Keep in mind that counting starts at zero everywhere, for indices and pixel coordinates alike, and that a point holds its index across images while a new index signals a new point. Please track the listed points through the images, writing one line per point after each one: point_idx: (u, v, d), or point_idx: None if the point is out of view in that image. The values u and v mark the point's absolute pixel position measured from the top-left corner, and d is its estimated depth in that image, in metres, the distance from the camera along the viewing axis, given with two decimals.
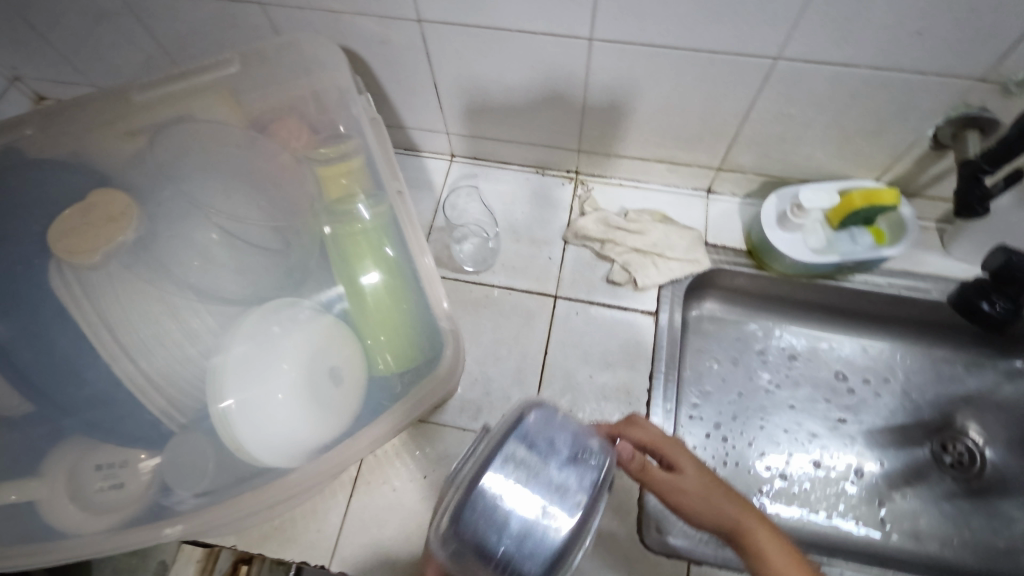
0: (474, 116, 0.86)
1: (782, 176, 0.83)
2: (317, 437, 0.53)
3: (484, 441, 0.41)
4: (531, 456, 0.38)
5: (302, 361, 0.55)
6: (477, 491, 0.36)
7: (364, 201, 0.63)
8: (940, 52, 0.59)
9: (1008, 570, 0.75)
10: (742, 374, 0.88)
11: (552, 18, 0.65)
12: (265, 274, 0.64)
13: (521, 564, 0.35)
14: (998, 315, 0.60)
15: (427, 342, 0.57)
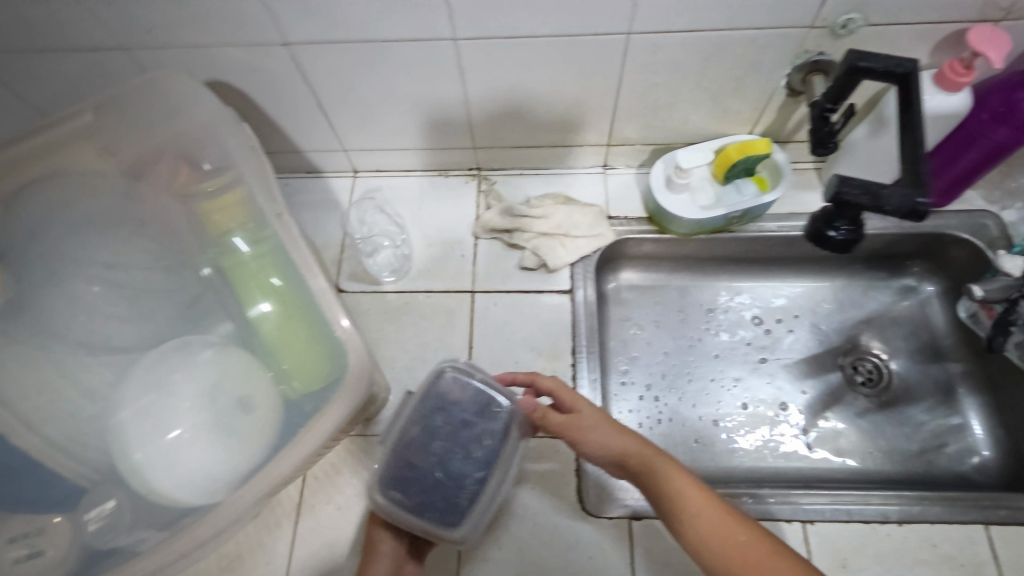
0: (365, 129, 0.86)
1: (668, 143, 0.87)
2: (234, 469, 0.54)
3: (412, 401, 0.64)
4: (452, 408, 0.63)
5: (205, 398, 0.58)
6: (418, 426, 0.62)
7: (251, 229, 0.64)
8: (771, 7, 0.63)
9: (922, 469, 0.82)
10: (666, 334, 0.92)
11: (411, 24, 0.66)
12: (164, 319, 0.65)
13: (449, 466, 0.60)
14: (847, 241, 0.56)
15: (332, 358, 0.57)
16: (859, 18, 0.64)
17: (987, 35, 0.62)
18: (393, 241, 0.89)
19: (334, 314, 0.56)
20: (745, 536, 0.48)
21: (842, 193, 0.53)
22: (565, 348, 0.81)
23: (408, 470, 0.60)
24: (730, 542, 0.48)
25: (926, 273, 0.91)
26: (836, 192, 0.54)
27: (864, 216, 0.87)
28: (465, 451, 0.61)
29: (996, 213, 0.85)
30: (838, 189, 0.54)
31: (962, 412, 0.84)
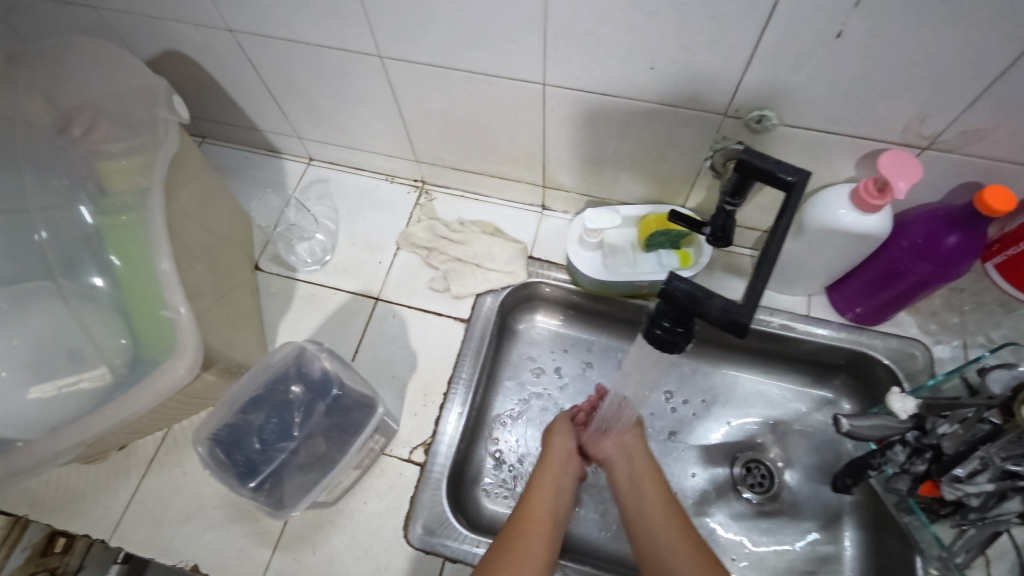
0: (315, 124, 0.89)
1: (602, 196, 0.86)
2: (58, 415, 0.63)
3: (268, 366, 0.69)
4: (302, 378, 0.71)
5: (42, 344, 0.66)
6: (264, 390, 0.70)
7: (135, 194, 0.68)
8: (681, 87, 0.62)
9: None
10: (564, 385, 0.88)
11: (340, 35, 0.69)
12: (33, 260, 0.69)
13: (275, 438, 0.69)
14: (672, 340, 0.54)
15: (166, 341, 0.64)
16: (773, 116, 0.62)
17: (902, 163, 0.59)
18: (320, 234, 0.92)
19: (175, 299, 0.63)
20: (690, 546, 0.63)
21: (670, 288, 0.48)
22: (444, 374, 0.81)
23: (238, 430, 0.68)
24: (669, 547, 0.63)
25: (848, 389, 0.85)
26: (665, 286, 0.49)
27: (788, 314, 0.84)
28: (284, 421, 0.70)
29: (926, 344, 0.80)
30: (668, 284, 0.49)
31: (841, 543, 0.78)
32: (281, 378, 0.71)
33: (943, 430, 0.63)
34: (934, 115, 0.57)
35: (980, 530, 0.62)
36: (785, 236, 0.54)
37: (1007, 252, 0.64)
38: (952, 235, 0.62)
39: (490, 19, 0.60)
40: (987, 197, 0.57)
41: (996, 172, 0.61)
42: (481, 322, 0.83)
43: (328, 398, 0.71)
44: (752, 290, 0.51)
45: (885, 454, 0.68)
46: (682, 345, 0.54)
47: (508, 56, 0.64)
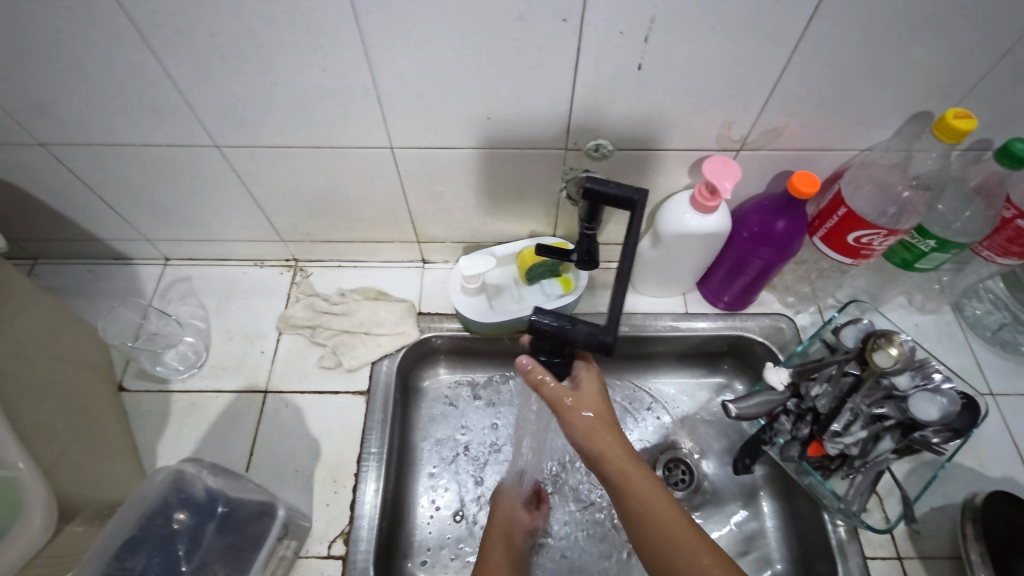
0: (164, 223, 0.84)
1: (477, 240, 0.88)
2: None
3: (134, 500, 0.60)
4: (187, 501, 0.63)
5: None
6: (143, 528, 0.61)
7: None
8: (519, 131, 0.65)
9: None
10: (480, 433, 0.87)
11: (165, 131, 0.65)
12: None
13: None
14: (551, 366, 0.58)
15: (9, 505, 0.56)
16: (608, 143, 0.67)
17: (723, 166, 0.65)
18: (189, 337, 0.85)
19: (15, 453, 0.57)
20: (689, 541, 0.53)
21: (537, 323, 0.52)
22: (352, 454, 0.77)
23: None
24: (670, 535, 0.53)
25: (737, 371, 0.92)
26: (532, 322, 0.53)
27: (670, 316, 0.89)
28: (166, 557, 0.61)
29: (790, 316, 0.88)
30: (536, 319, 0.53)
31: (763, 516, 0.82)
32: (159, 509, 0.62)
33: (816, 391, 0.71)
34: (737, 121, 0.64)
35: (865, 474, 0.68)
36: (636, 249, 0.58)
37: (826, 226, 0.71)
38: (780, 219, 0.70)
39: (320, 95, 0.60)
40: (797, 181, 0.65)
41: (799, 159, 0.69)
42: (381, 390, 0.81)
43: (217, 517, 0.64)
44: (615, 303, 0.55)
45: (775, 426, 0.74)
46: (560, 371, 0.57)
47: (348, 126, 0.64)
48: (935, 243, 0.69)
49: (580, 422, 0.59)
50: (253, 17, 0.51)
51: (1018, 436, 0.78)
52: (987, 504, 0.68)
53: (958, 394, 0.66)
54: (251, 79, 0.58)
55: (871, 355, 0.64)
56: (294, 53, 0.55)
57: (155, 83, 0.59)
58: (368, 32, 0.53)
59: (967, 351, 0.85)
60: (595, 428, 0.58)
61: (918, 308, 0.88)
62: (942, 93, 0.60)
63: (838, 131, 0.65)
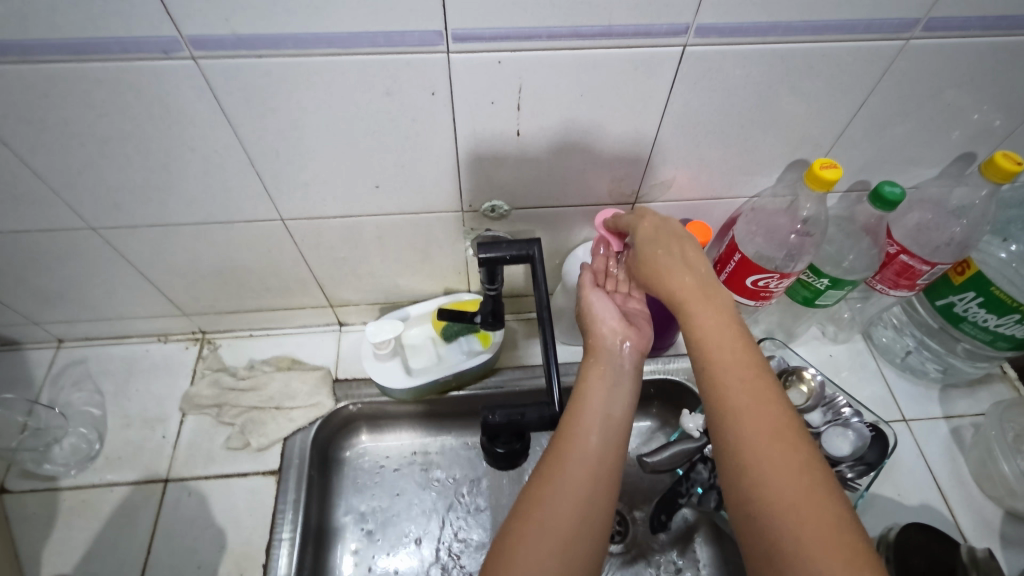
0: (51, 306, 0.79)
1: (392, 301, 0.86)
2: None
3: None
4: None
5: None
6: None
7: None
8: (412, 198, 0.64)
9: None
10: (406, 501, 0.83)
11: (34, 216, 0.62)
12: None
13: None
14: (516, 452, 0.57)
15: None
16: (503, 204, 0.67)
17: None
18: (82, 427, 0.79)
19: None
20: (800, 464, 0.42)
21: (489, 423, 0.53)
22: (261, 542, 0.72)
23: None
24: (762, 441, 0.43)
25: (665, 413, 0.91)
26: (484, 423, 0.54)
27: None
28: None
29: None
30: (486, 419, 0.54)
31: (699, 564, 0.80)
32: None
33: None
34: (626, 177, 0.65)
35: None
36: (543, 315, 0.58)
37: (726, 270, 0.72)
38: None
39: (196, 174, 0.58)
40: (690, 232, 0.66)
41: (694, 208, 0.71)
42: (294, 467, 0.76)
43: None
44: (548, 371, 0.57)
45: (692, 476, 0.72)
46: (524, 457, 0.58)
47: (232, 201, 0.62)
48: (829, 281, 0.71)
49: (643, 250, 0.57)
50: (107, 104, 0.49)
51: (932, 461, 0.80)
52: (906, 535, 0.69)
53: (866, 427, 0.69)
54: (117, 162, 0.55)
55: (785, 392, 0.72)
56: (160, 136, 0.53)
57: (13, 171, 0.56)
58: (234, 113, 0.52)
59: (879, 379, 0.87)
60: (667, 262, 0.55)
61: (831, 339, 0.91)
62: (812, 142, 0.63)
63: (724, 181, 0.67)
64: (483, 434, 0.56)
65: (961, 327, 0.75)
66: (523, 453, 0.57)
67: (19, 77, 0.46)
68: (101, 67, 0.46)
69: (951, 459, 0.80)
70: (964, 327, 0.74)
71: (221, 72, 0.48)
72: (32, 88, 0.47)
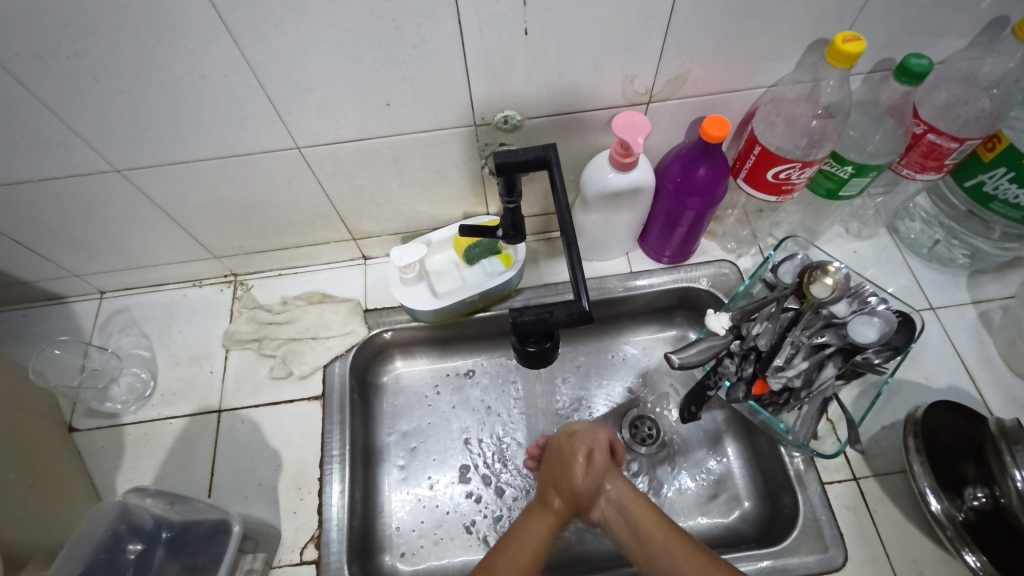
0: (88, 256, 0.81)
1: (412, 229, 0.87)
2: None
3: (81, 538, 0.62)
4: (136, 533, 0.65)
5: None
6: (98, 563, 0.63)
7: None
8: (424, 114, 0.64)
9: (698, 519, 0.80)
10: (442, 419, 0.87)
11: (58, 161, 0.63)
12: None
13: None
14: (546, 350, 0.58)
15: None
16: (515, 114, 0.66)
17: (632, 120, 0.65)
18: (136, 367, 0.84)
19: None
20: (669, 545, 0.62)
21: (519, 322, 0.54)
22: (314, 459, 0.77)
23: None
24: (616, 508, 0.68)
25: (689, 322, 0.93)
26: (515, 323, 0.54)
27: (615, 277, 0.89)
28: None
29: (732, 261, 0.89)
30: (515, 320, 0.55)
31: (728, 458, 0.84)
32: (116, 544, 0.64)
33: (757, 330, 0.72)
34: (639, 74, 0.63)
35: (810, 404, 0.70)
36: (570, 221, 0.60)
37: (745, 166, 0.72)
38: (701, 166, 0.70)
39: (210, 104, 0.58)
40: (707, 127, 0.65)
41: (710, 104, 0.69)
42: (336, 391, 0.80)
43: (163, 544, 0.65)
44: (573, 272, 0.58)
45: (718, 369, 0.73)
46: (555, 355, 0.59)
47: (247, 132, 0.63)
48: (853, 169, 0.69)
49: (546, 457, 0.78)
50: (117, 33, 0.50)
51: (960, 346, 0.80)
52: (934, 414, 0.71)
53: (893, 313, 0.69)
54: (131, 96, 0.56)
55: (808, 288, 0.66)
56: (170, 64, 0.53)
57: (33, 114, 0.57)
58: (238, 32, 0.51)
59: (906, 271, 0.86)
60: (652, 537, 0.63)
61: (855, 235, 0.90)
62: (832, 19, 0.60)
63: (741, 70, 0.65)
64: (511, 334, 0.57)
65: (991, 208, 0.73)
66: (552, 350, 0.58)
67: (26, 9, 0.46)
68: None
69: (979, 342, 0.80)
70: (995, 208, 0.73)
71: None
72: (41, 19, 0.48)
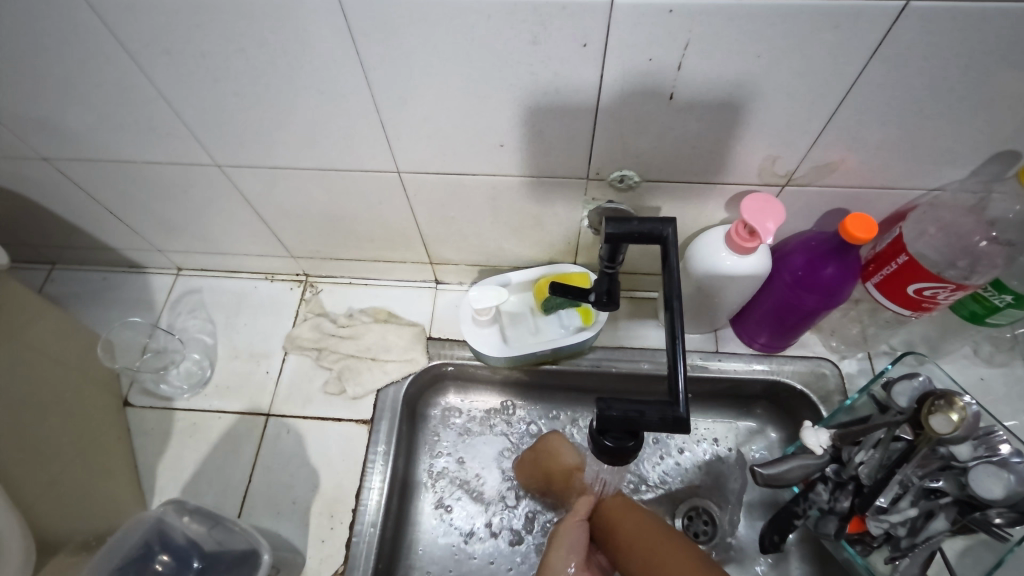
0: (173, 235, 0.82)
1: (493, 264, 0.82)
2: None
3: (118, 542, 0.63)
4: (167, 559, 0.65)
5: None
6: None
7: None
8: (536, 159, 0.59)
9: None
10: (486, 467, 0.81)
11: (163, 149, 0.63)
12: None
13: None
14: (626, 449, 0.51)
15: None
16: (634, 174, 0.60)
17: (764, 205, 0.58)
18: (196, 353, 0.83)
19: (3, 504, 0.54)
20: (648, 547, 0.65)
21: (605, 417, 0.48)
22: (352, 488, 0.74)
23: None
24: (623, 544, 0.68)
25: (771, 417, 0.83)
26: (600, 415, 0.48)
27: (699, 354, 0.81)
28: None
29: (834, 361, 0.80)
30: (601, 412, 0.49)
31: None
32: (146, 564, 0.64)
33: (860, 458, 0.63)
34: (783, 155, 0.56)
35: (914, 557, 0.60)
36: (681, 305, 0.53)
37: (881, 273, 0.63)
38: (829, 265, 0.62)
39: (320, 119, 0.56)
40: (851, 225, 0.57)
41: (854, 198, 0.61)
42: (386, 419, 0.77)
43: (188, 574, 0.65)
44: (673, 369, 0.51)
45: (809, 496, 0.66)
46: (635, 455, 0.52)
47: (351, 149, 0.60)
48: (1013, 298, 0.60)
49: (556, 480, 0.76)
50: (245, 40, 0.47)
51: None
52: None
53: None
54: (245, 100, 0.54)
55: (927, 420, 0.56)
56: (291, 77, 0.51)
57: (149, 103, 0.56)
58: (366, 54, 0.48)
59: None
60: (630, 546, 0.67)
61: (984, 360, 0.78)
62: None
63: (902, 169, 0.57)
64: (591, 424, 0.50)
65: None
66: (634, 450, 0.51)
67: (163, 6, 0.45)
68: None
69: None
70: None
71: (360, 7, 0.44)
72: (174, 17, 0.46)
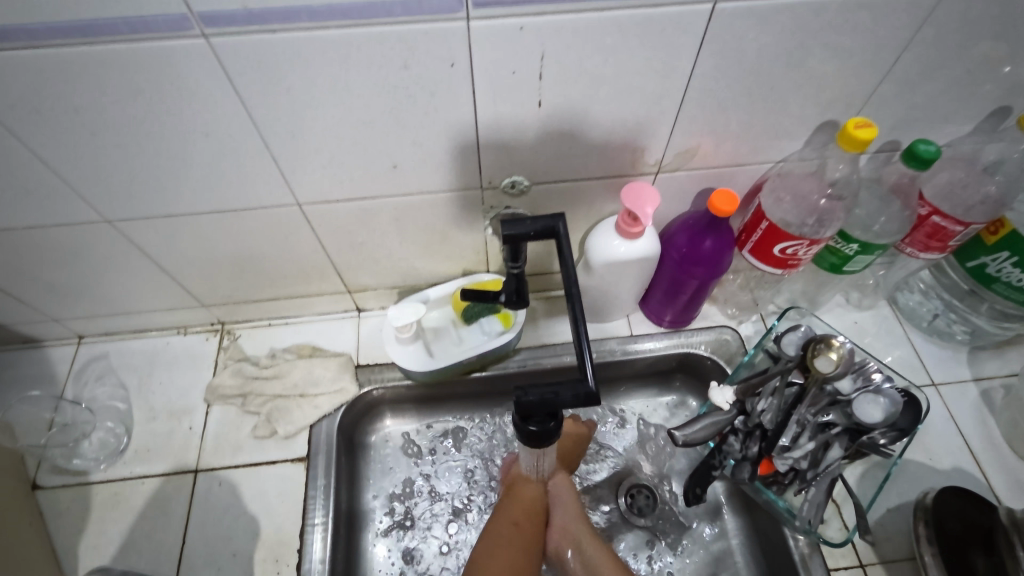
0: (70, 301, 0.78)
1: (410, 284, 0.85)
2: None
3: None
4: None
5: None
6: None
7: None
8: (430, 176, 0.63)
9: None
10: (430, 483, 0.82)
11: (47, 211, 0.61)
12: None
13: None
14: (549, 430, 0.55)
15: None
16: (523, 179, 0.65)
17: (640, 191, 0.64)
18: (110, 421, 0.79)
19: None
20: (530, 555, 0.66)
21: (523, 403, 0.51)
22: (295, 528, 0.72)
23: None
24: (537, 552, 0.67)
25: (689, 388, 0.90)
26: (518, 403, 0.52)
27: (615, 340, 0.87)
28: None
29: (733, 327, 0.88)
30: (519, 399, 0.52)
31: (728, 534, 0.81)
32: None
33: (762, 406, 0.69)
34: (650, 147, 0.63)
35: (818, 486, 0.67)
36: (581, 291, 0.57)
37: (751, 240, 0.71)
38: (706, 239, 0.69)
39: (211, 161, 0.57)
40: (716, 201, 0.64)
41: (718, 176, 0.69)
42: (323, 452, 0.76)
43: None
44: (580, 347, 0.55)
45: (723, 448, 0.72)
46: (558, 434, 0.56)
47: (246, 187, 0.61)
48: (858, 246, 0.70)
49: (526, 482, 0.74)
50: (121, 91, 0.48)
51: (962, 423, 0.79)
52: (942, 499, 0.69)
53: (899, 393, 0.65)
54: (128, 151, 0.54)
55: (812, 363, 0.62)
56: (175, 123, 0.52)
57: (26, 165, 0.55)
58: (248, 94, 0.50)
59: (907, 343, 0.86)
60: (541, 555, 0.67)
61: (855, 305, 0.89)
62: (842, 103, 0.61)
63: (749, 146, 0.65)
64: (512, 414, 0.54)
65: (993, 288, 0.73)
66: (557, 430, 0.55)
67: (27, 65, 0.45)
68: (111, 49, 0.44)
69: (983, 423, 0.79)
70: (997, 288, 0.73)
71: (234, 51, 0.46)
72: (40, 75, 0.46)
